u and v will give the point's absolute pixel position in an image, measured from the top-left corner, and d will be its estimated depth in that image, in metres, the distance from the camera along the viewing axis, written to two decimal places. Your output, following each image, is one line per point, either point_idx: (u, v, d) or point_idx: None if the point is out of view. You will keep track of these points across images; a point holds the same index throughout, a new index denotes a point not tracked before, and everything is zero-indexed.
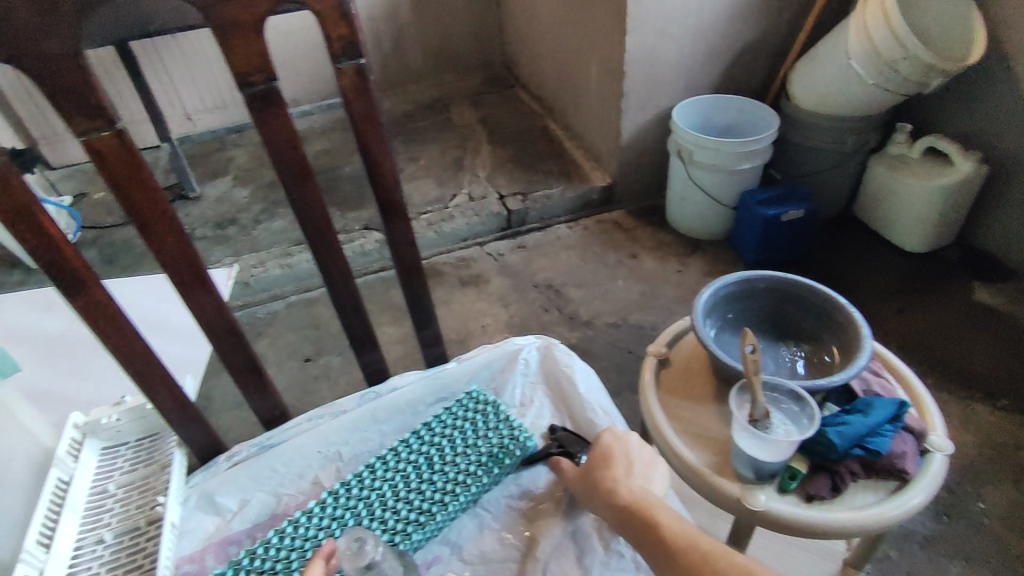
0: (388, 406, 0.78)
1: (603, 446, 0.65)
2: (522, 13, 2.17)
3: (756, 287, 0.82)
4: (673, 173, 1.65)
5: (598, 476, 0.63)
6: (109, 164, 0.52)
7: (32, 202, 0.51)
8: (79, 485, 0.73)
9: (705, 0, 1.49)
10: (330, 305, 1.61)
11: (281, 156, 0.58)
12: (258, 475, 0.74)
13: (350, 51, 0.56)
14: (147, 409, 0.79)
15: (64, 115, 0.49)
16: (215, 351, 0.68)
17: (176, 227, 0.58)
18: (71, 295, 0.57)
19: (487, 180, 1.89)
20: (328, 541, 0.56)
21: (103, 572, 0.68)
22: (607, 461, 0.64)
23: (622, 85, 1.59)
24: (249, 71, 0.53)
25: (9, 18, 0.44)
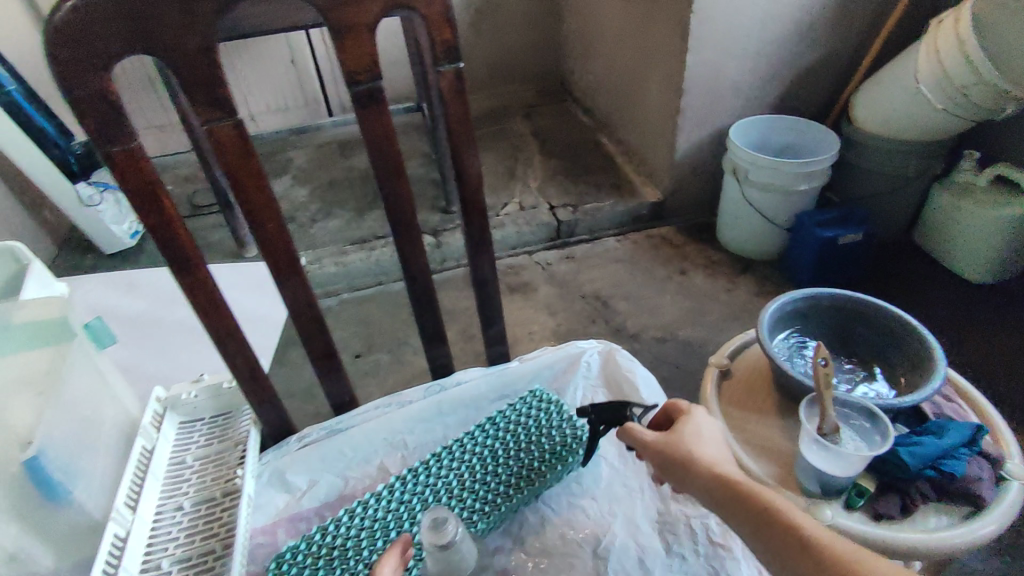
0: (454, 399, 0.82)
1: (694, 422, 0.63)
2: (581, 28, 2.21)
3: (823, 304, 0.83)
4: (728, 190, 1.64)
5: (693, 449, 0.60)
6: (226, 152, 0.56)
7: (156, 183, 0.55)
8: (161, 455, 0.78)
9: (770, 20, 1.49)
10: (380, 305, 1.65)
11: (377, 150, 0.61)
12: (327, 458, 0.78)
13: (450, 55, 0.59)
14: (224, 389, 0.84)
15: (193, 106, 0.53)
16: (297, 335, 0.71)
17: (277, 214, 0.61)
18: (178, 273, 0.61)
19: (538, 191, 1.92)
20: (403, 536, 0.59)
21: (181, 538, 0.72)
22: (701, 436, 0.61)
23: (680, 101, 1.60)
24: (358, 70, 0.56)
25: (158, 14, 0.48)
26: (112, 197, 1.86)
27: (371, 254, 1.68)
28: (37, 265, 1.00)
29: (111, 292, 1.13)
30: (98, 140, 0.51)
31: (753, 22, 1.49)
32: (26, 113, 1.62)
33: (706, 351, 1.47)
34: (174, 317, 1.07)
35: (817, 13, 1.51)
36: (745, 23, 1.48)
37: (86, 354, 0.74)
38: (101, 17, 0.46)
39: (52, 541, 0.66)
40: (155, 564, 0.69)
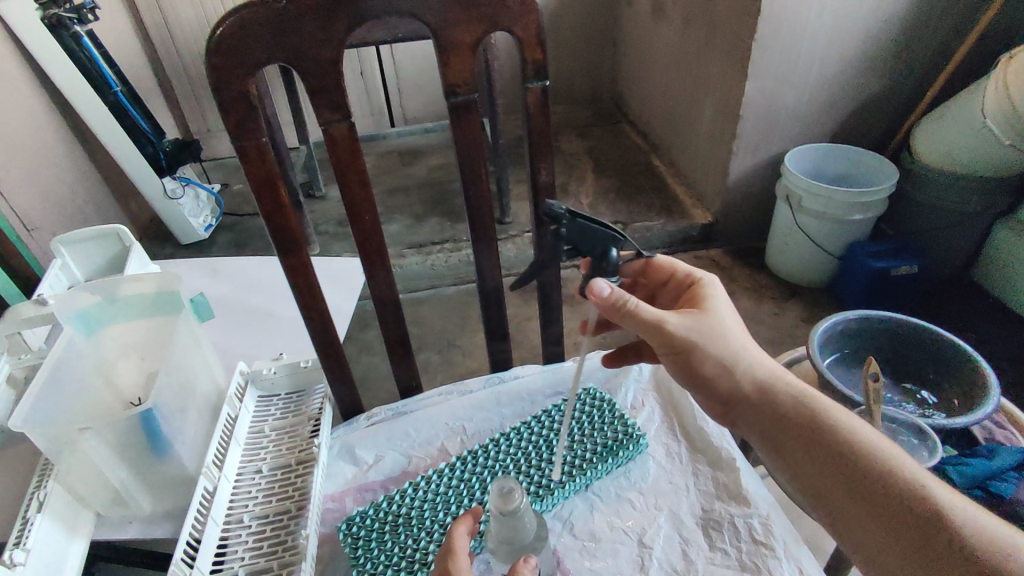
0: (512, 391, 0.89)
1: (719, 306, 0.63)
2: (638, 52, 2.28)
3: (875, 326, 0.86)
4: (779, 216, 1.66)
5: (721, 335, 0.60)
6: (338, 149, 0.64)
7: (275, 173, 0.64)
8: (243, 422, 0.84)
9: (831, 51, 1.53)
10: (432, 307, 1.72)
11: (467, 156, 0.70)
12: (392, 436, 0.85)
13: (539, 73, 0.67)
14: (302, 367, 0.90)
15: (317, 108, 0.61)
16: (378, 318, 0.79)
17: (373, 208, 0.69)
18: (285, 254, 0.69)
19: (589, 207, 1.97)
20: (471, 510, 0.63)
21: (259, 497, 0.77)
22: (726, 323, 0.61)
23: (736, 127, 1.63)
24: (457, 82, 0.65)
25: (300, 30, 0.57)
26: (192, 192, 2.01)
27: (427, 258, 1.76)
28: (139, 247, 1.17)
29: (198, 277, 1.24)
30: (236, 134, 0.60)
31: (813, 53, 1.52)
32: (126, 112, 1.77)
33: None
34: (254, 302, 1.16)
35: (878, 46, 1.53)
36: (805, 54, 1.52)
37: (189, 325, 0.84)
38: (256, 32, 0.55)
39: (151, 485, 0.77)
40: (236, 519, 0.75)
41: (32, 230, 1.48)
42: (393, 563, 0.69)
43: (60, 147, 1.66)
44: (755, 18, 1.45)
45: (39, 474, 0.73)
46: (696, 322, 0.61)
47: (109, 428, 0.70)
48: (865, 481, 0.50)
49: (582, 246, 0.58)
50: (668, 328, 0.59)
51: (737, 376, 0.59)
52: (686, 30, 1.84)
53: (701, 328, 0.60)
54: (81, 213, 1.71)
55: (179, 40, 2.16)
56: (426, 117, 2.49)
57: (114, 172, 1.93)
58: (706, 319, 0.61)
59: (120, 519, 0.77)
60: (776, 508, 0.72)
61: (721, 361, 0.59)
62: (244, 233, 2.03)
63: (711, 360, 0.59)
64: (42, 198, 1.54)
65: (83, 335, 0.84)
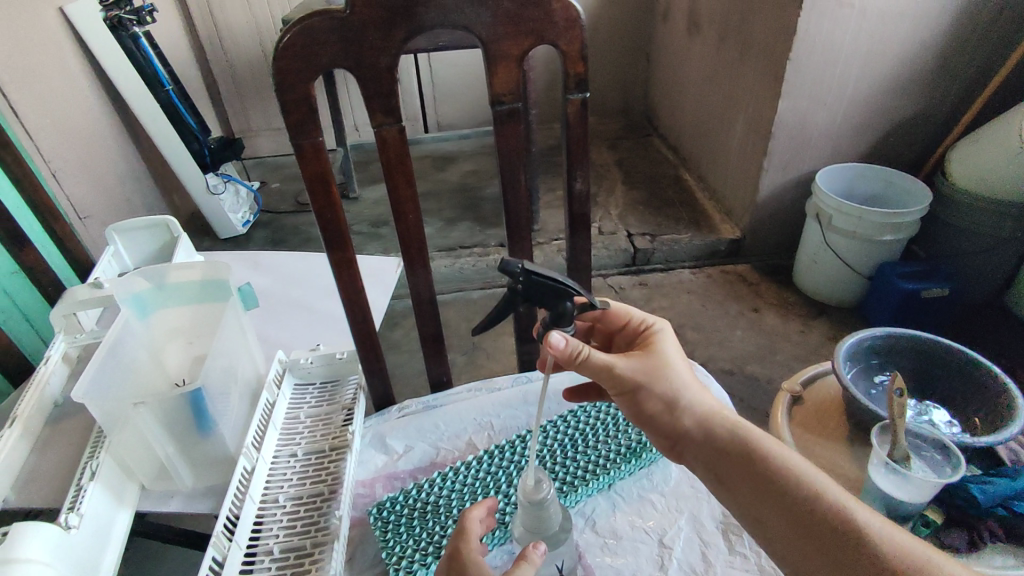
0: (539, 391, 0.92)
1: (667, 347, 0.66)
2: (672, 67, 2.30)
3: (901, 344, 0.87)
4: (809, 234, 1.66)
5: (667, 374, 0.63)
6: (388, 150, 0.68)
7: (328, 170, 0.68)
8: (281, 407, 0.88)
9: (866, 72, 1.53)
10: (459, 310, 1.75)
11: (508, 163, 0.73)
12: (423, 428, 0.89)
13: (580, 85, 0.70)
14: (337, 358, 0.94)
15: (372, 113, 0.66)
16: (415, 314, 0.83)
17: (417, 208, 0.73)
18: (334, 247, 0.74)
19: (617, 218, 1.99)
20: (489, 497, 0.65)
21: (294, 480, 0.80)
22: (674, 363, 0.64)
23: (767, 144, 1.64)
24: (503, 92, 0.69)
25: (363, 38, 0.61)
26: (233, 189, 2.08)
27: (456, 261, 1.79)
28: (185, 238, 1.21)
29: (240, 269, 1.30)
30: (295, 132, 0.64)
31: (849, 74, 1.53)
32: (176, 109, 1.85)
33: (773, 389, 1.47)
34: (291, 296, 1.20)
35: (915, 69, 1.53)
36: (840, 74, 1.52)
37: (236, 312, 0.88)
38: (321, 38, 0.60)
39: (193, 462, 0.80)
40: (272, 498, 0.78)
41: (84, 218, 1.55)
42: (420, 548, 0.72)
43: (113, 141, 1.74)
44: (791, 37, 1.47)
45: (92, 445, 0.77)
46: (643, 363, 0.64)
47: (160, 403, 0.74)
48: (799, 512, 0.52)
49: (538, 301, 0.58)
50: (616, 372, 0.62)
51: (682, 414, 0.62)
52: (721, 47, 1.86)
53: (648, 368, 0.63)
54: (129, 204, 1.79)
55: (227, 43, 2.25)
56: (458, 124, 2.55)
57: (161, 167, 2.01)
58: (652, 360, 0.64)
59: (162, 493, 0.80)
60: None
61: (666, 401, 0.62)
62: (280, 230, 2.10)
63: (657, 400, 0.62)
64: (95, 188, 1.62)
65: (139, 317, 0.90)
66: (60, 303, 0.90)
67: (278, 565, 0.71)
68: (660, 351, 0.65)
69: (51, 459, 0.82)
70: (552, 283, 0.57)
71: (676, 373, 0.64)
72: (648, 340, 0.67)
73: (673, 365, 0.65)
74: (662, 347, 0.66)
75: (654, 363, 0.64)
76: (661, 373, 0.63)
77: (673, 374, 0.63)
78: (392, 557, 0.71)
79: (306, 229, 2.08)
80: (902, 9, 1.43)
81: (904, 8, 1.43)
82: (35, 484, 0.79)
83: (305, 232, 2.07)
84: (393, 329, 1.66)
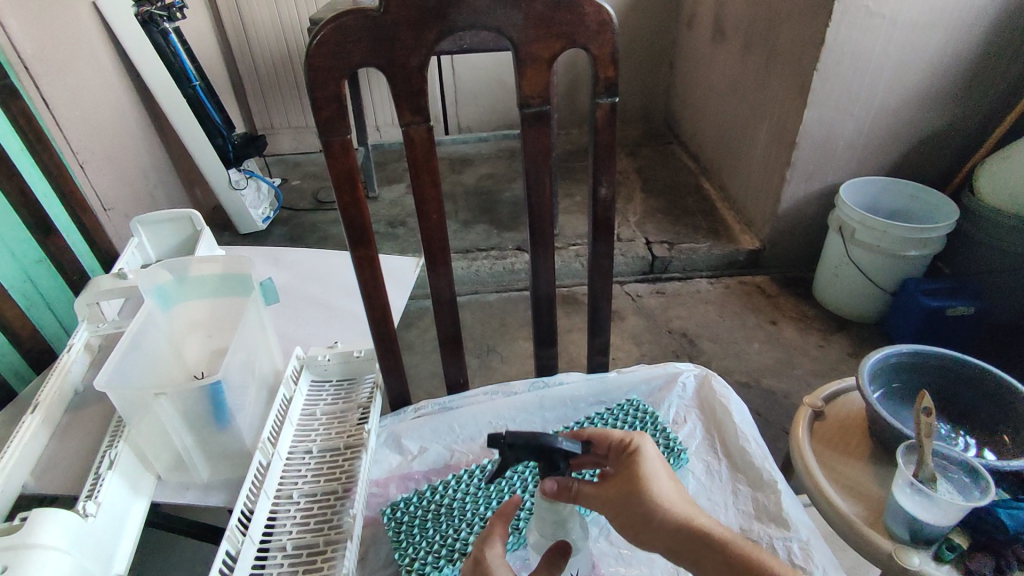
0: (556, 396, 0.91)
1: (648, 464, 0.59)
2: (695, 75, 2.28)
3: (927, 362, 0.86)
4: (831, 246, 1.63)
5: (644, 498, 0.57)
6: (415, 149, 0.68)
7: (355, 168, 0.68)
8: (297, 403, 0.88)
9: (895, 85, 1.51)
10: (474, 312, 1.75)
11: (533, 165, 0.73)
12: (438, 429, 0.88)
13: (609, 89, 0.70)
14: (355, 356, 0.94)
15: (400, 111, 0.66)
16: (434, 315, 0.83)
17: (441, 208, 0.73)
18: (356, 245, 0.74)
19: (635, 225, 1.98)
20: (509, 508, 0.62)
21: (308, 476, 0.80)
22: (652, 484, 0.58)
23: (791, 155, 1.62)
24: (532, 95, 0.68)
25: (394, 37, 0.61)
26: (254, 185, 2.10)
27: (472, 264, 1.79)
28: (208, 233, 1.22)
29: (260, 265, 1.31)
30: (325, 129, 0.65)
31: (877, 86, 1.51)
32: (201, 104, 1.87)
33: (790, 404, 1.45)
34: (310, 293, 1.21)
35: (945, 82, 1.51)
36: (868, 85, 1.50)
37: (256, 307, 0.89)
38: (354, 36, 0.60)
39: (209, 455, 0.80)
40: (287, 494, 0.78)
41: (109, 209, 1.58)
42: (433, 550, 0.72)
43: (139, 134, 1.77)
44: (819, 48, 1.45)
45: (111, 434, 0.78)
46: (622, 489, 0.58)
47: (180, 396, 0.74)
48: None
49: (528, 457, 0.55)
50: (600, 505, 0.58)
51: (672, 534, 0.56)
52: (746, 56, 1.84)
53: (625, 494, 0.58)
54: (153, 197, 1.81)
55: (253, 41, 2.28)
56: (478, 127, 2.55)
57: (185, 162, 2.04)
58: (629, 483, 0.58)
59: (177, 485, 0.81)
60: (816, 534, 0.72)
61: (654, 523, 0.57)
62: (299, 227, 2.11)
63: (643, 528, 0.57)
64: (120, 180, 1.64)
65: (160, 309, 0.90)
66: (85, 292, 0.91)
67: (291, 561, 0.71)
68: (637, 472, 0.58)
69: (71, 446, 0.83)
70: (535, 441, 0.54)
71: (656, 496, 0.57)
72: (626, 458, 0.60)
73: (654, 486, 0.58)
74: (638, 465, 0.59)
75: (633, 485, 0.58)
76: (638, 499, 0.57)
77: (652, 496, 0.57)
78: (404, 558, 0.71)
79: (324, 227, 2.09)
80: (934, 21, 1.41)
81: (936, 20, 1.41)
82: (55, 471, 0.80)
83: (323, 229, 2.09)
84: (408, 329, 1.66)
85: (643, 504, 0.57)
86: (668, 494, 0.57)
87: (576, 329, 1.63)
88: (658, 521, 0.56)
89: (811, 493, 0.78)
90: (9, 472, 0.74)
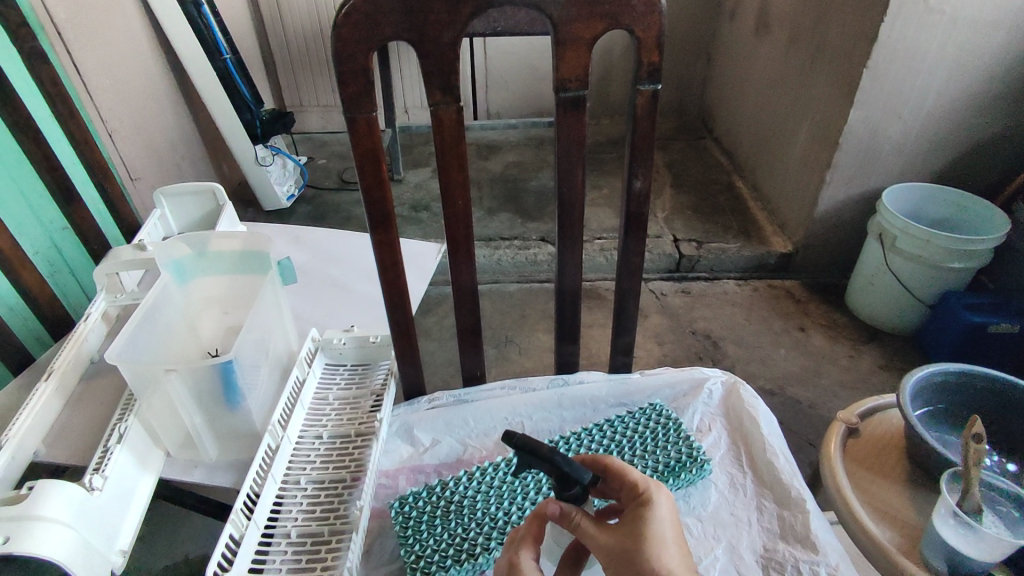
0: (575, 395, 0.88)
1: (656, 520, 0.53)
2: (734, 70, 2.20)
3: (976, 383, 0.80)
4: (869, 254, 1.57)
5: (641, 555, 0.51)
6: (443, 130, 0.65)
7: (380, 148, 0.65)
8: (310, 386, 0.86)
9: (950, 86, 1.43)
10: (493, 301, 1.72)
11: (566, 154, 0.69)
12: (451, 422, 0.86)
13: (652, 76, 0.66)
14: (371, 342, 0.92)
15: (429, 90, 0.63)
16: (455, 305, 0.80)
17: (467, 194, 0.69)
18: (378, 228, 0.71)
19: (664, 222, 1.93)
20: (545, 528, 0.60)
21: (318, 462, 0.78)
22: (652, 544, 0.51)
23: (833, 156, 1.55)
24: (570, 78, 0.65)
25: (428, 10, 0.58)
26: (281, 162, 2.09)
27: (495, 252, 1.76)
28: (230, 207, 1.20)
29: (281, 243, 1.29)
30: (349, 105, 0.62)
31: (930, 87, 1.43)
32: (231, 78, 1.86)
33: (816, 415, 1.40)
34: (329, 274, 1.19)
35: (1004, 86, 1.43)
36: (921, 86, 1.43)
37: (272, 286, 0.87)
38: (384, 8, 0.57)
39: (218, 434, 0.79)
40: (294, 480, 0.76)
41: (135, 179, 1.58)
42: (441, 549, 0.69)
43: (168, 106, 1.76)
44: (870, 44, 1.38)
45: (121, 408, 0.77)
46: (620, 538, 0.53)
47: (192, 373, 0.72)
48: None
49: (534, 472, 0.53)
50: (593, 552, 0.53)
51: None
52: (791, 50, 1.77)
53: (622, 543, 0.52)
54: (179, 170, 1.81)
55: (287, 18, 2.27)
56: (507, 113, 2.51)
57: (213, 136, 2.03)
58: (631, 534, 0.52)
59: (186, 463, 0.79)
60: (846, 559, 0.68)
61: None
62: (322, 207, 2.10)
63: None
64: (148, 151, 1.64)
65: (177, 283, 0.89)
66: (103, 263, 0.89)
67: (295, 550, 0.69)
68: (641, 527, 0.53)
69: (83, 417, 0.82)
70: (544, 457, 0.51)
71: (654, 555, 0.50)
72: (636, 508, 0.55)
73: (654, 544, 0.51)
74: (643, 518, 0.53)
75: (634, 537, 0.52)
76: (633, 553, 0.51)
77: (649, 555, 0.50)
78: (411, 555, 0.69)
79: (347, 207, 2.08)
80: (997, 20, 1.33)
81: (999, 20, 1.33)
82: (66, 441, 0.79)
83: (347, 210, 2.08)
84: (426, 315, 1.64)
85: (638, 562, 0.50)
86: (669, 557, 0.50)
87: (597, 325, 1.59)
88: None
89: (841, 516, 0.73)
90: (21, 440, 0.73)
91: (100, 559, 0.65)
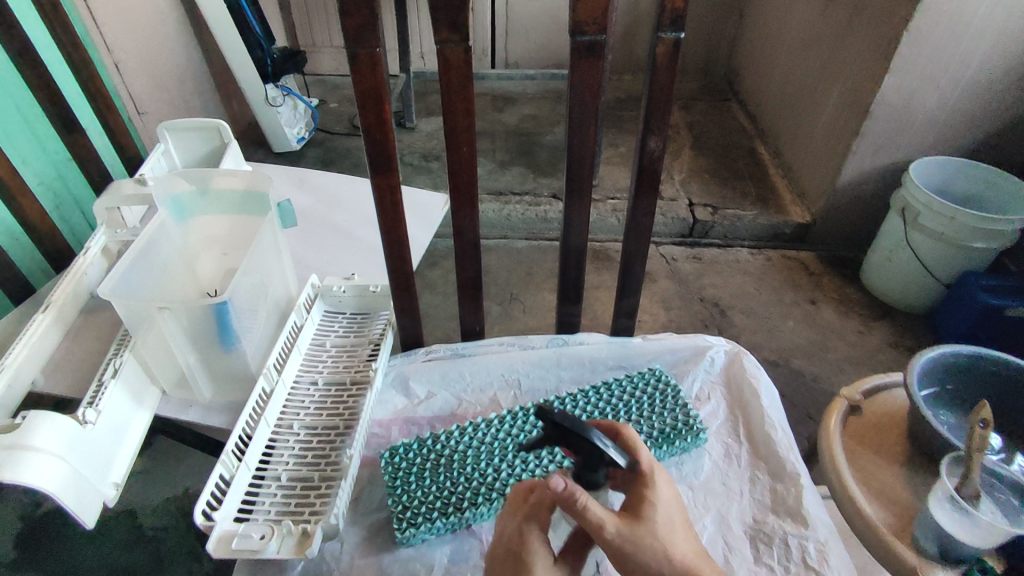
0: (574, 355, 0.87)
1: (660, 508, 0.52)
2: (766, 27, 2.10)
3: (987, 369, 0.78)
4: (889, 228, 1.51)
5: (644, 536, 0.50)
6: (450, 70, 0.62)
7: (383, 87, 0.62)
8: (307, 331, 0.86)
9: (995, 55, 1.34)
10: (501, 258, 1.69)
11: (579, 103, 0.66)
12: (447, 376, 0.85)
13: (675, 24, 0.63)
14: (370, 291, 0.90)
15: (435, 27, 0.59)
16: (457, 258, 0.79)
17: (472, 140, 0.67)
18: (378, 174, 0.69)
19: (680, 184, 1.87)
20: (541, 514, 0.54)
21: (313, 409, 0.78)
22: (660, 529, 0.51)
23: (861, 124, 1.49)
24: (587, 21, 0.61)
25: None
26: (291, 103, 2.03)
27: (505, 207, 1.72)
28: (235, 144, 1.19)
29: (285, 187, 1.26)
30: (351, 39, 0.59)
31: (973, 55, 1.35)
32: (241, 12, 1.78)
33: (818, 388, 1.39)
34: (332, 219, 1.17)
35: None
36: (964, 53, 1.35)
37: (273, 229, 0.85)
38: None
39: (214, 375, 0.79)
40: (287, 424, 0.77)
41: (142, 113, 1.56)
42: (428, 502, 0.69)
43: (177, 37, 1.71)
44: (914, 4, 1.29)
45: (117, 342, 0.77)
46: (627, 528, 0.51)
47: (188, 313, 0.71)
48: None
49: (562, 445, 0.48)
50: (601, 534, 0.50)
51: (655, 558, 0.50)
52: (827, 8, 1.67)
53: (629, 533, 0.50)
54: (188, 106, 1.77)
55: None
56: (527, 63, 2.41)
57: (222, 71, 1.98)
58: (637, 524, 0.51)
59: (181, 401, 0.80)
60: (834, 535, 0.67)
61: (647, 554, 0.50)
62: (332, 151, 2.06)
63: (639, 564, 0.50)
64: (155, 83, 1.61)
65: (175, 220, 0.88)
66: (104, 195, 0.88)
67: (284, 493, 0.69)
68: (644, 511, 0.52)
69: (81, 350, 0.83)
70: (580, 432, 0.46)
71: (655, 527, 0.51)
72: (637, 490, 0.53)
73: (660, 532, 0.51)
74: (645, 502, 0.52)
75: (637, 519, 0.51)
76: (632, 533, 0.50)
77: (654, 543, 0.50)
78: (398, 505, 0.69)
79: (357, 153, 2.05)
80: None
81: None
82: (64, 373, 0.80)
83: (356, 156, 2.04)
84: (431, 268, 1.62)
85: (647, 556, 0.50)
86: (679, 546, 0.51)
87: (603, 286, 1.56)
88: (656, 572, 0.49)
89: (833, 489, 0.72)
90: (19, 368, 0.74)
91: (93, 492, 0.66)
